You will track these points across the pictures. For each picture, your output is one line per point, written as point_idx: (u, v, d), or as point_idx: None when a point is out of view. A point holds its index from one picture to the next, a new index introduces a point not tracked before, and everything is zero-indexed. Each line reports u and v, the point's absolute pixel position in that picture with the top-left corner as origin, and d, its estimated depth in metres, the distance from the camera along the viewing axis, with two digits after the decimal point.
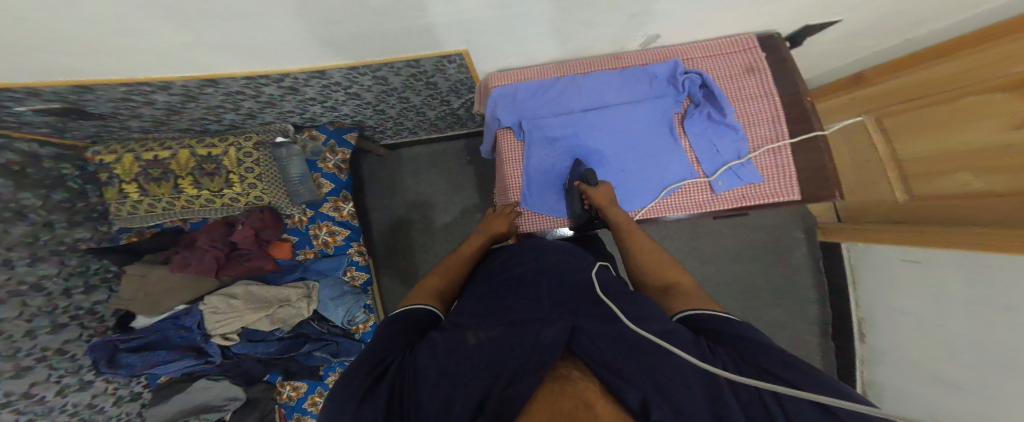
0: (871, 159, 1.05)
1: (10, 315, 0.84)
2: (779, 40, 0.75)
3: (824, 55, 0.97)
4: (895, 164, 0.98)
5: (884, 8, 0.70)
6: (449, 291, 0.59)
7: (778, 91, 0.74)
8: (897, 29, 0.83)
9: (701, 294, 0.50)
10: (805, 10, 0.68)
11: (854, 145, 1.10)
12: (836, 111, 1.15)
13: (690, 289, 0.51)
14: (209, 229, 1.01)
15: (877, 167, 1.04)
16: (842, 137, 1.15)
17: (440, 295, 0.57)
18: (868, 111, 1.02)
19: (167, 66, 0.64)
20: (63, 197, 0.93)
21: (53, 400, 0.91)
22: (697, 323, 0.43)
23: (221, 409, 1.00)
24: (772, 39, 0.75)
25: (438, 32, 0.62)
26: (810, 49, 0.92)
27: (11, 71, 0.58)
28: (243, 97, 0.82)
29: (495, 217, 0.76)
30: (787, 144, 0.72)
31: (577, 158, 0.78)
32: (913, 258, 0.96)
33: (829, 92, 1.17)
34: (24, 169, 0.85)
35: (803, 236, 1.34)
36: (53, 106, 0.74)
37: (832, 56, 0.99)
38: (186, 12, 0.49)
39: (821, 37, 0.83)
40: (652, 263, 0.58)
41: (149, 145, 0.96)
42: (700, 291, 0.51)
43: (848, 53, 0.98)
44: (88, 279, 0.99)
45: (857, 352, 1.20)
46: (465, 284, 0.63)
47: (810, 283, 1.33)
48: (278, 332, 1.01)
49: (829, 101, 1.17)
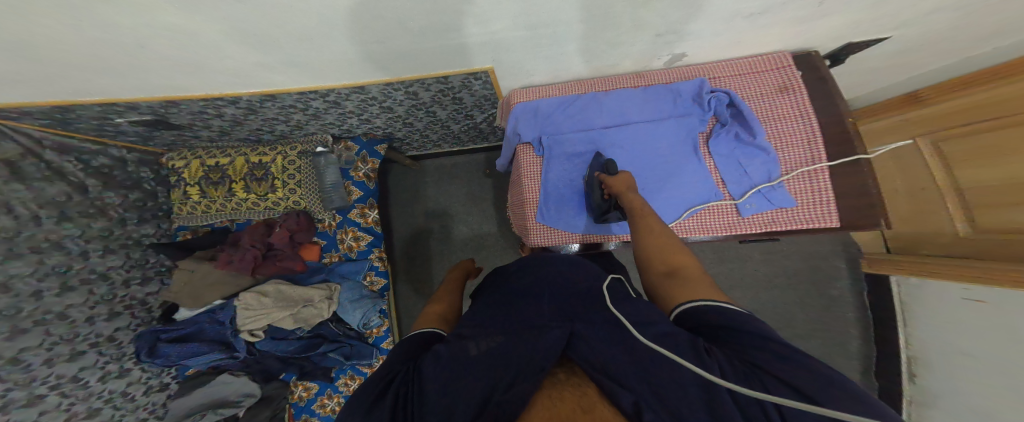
0: (927, 187, 0.96)
1: (78, 300, 0.96)
2: (820, 59, 0.72)
3: (869, 73, 0.92)
4: (956, 190, 0.89)
5: (940, 24, 0.66)
6: (450, 316, 0.58)
7: (814, 111, 0.69)
8: (956, 48, 0.78)
9: (708, 282, 0.45)
10: (848, 28, 0.65)
11: (907, 170, 1.02)
12: (886, 132, 1.07)
13: (697, 276, 0.47)
14: (252, 229, 1.08)
15: (933, 194, 0.95)
16: (894, 161, 1.06)
17: (444, 319, 0.57)
18: (923, 133, 0.94)
19: (237, 83, 0.72)
20: (139, 197, 1.12)
21: (95, 385, 0.97)
22: (698, 316, 0.40)
23: (238, 404, 1.03)
24: (809, 57, 0.72)
25: (469, 51, 0.65)
26: (853, 68, 0.87)
27: (115, 83, 0.68)
28: (294, 111, 0.89)
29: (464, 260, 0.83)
30: (826, 167, 0.67)
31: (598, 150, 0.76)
32: (977, 297, 0.85)
33: (876, 113, 1.09)
34: (112, 170, 1.05)
35: (844, 266, 1.24)
36: (145, 118, 0.88)
37: (880, 74, 0.93)
38: (260, 37, 0.55)
39: (866, 55, 0.79)
40: (657, 244, 0.54)
41: (212, 152, 1.09)
42: (707, 279, 0.46)
43: (896, 72, 0.92)
44: (145, 271, 1.12)
45: (905, 393, 1.07)
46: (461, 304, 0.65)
47: (851, 317, 1.22)
48: (299, 332, 1.05)
49: (876, 122, 1.10)
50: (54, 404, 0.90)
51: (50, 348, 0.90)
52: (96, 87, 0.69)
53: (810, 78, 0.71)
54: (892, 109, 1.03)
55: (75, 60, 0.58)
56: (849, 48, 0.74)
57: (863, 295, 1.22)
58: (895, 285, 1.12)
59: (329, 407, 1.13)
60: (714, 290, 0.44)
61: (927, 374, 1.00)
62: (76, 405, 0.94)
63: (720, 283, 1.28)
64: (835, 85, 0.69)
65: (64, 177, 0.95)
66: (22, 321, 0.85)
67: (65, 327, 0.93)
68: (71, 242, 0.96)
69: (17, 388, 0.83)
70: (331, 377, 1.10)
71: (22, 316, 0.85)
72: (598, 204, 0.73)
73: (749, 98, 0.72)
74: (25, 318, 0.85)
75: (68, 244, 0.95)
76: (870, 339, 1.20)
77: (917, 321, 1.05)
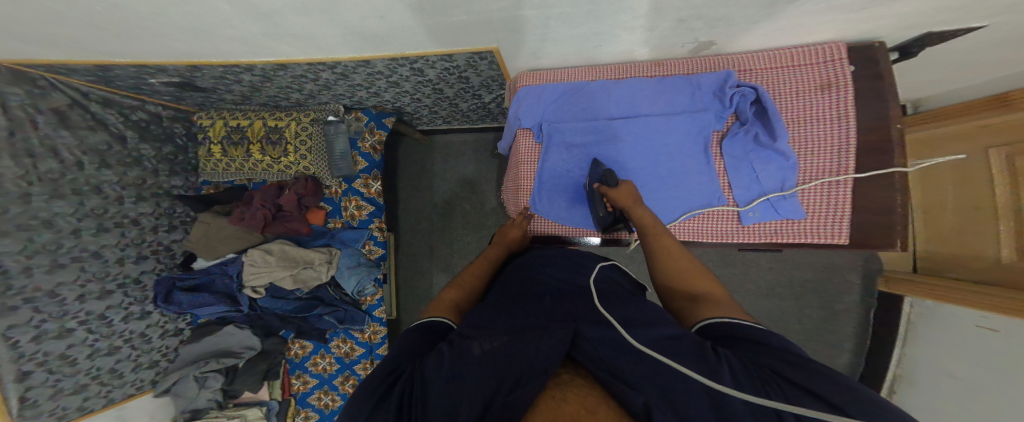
0: (982, 206, 0.82)
1: (112, 242, 1.05)
2: (885, 52, 0.58)
3: (935, 73, 0.80)
4: (1012, 210, 0.74)
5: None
6: (465, 305, 0.59)
7: (857, 114, 0.59)
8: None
9: (734, 305, 0.46)
10: (923, 15, 0.52)
11: (964, 185, 0.86)
12: (940, 143, 0.93)
13: (724, 300, 0.48)
14: (264, 189, 1.13)
15: (983, 217, 0.82)
16: (952, 171, 0.89)
17: (456, 308, 0.57)
18: (1000, 144, 0.75)
19: (251, 52, 0.74)
20: (171, 150, 1.20)
21: (117, 325, 1.06)
22: (720, 329, 0.42)
23: (239, 355, 1.12)
24: (870, 50, 0.58)
25: (472, 30, 0.63)
26: (922, 64, 0.73)
27: (150, 50, 0.73)
28: (307, 80, 0.91)
29: (508, 227, 0.79)
30: (851, 180, 0.60)
31: (595, 159, 0.73)
32: (992, 326, 0.77)
33: (933, 119, 0.95)
34: (149, 125, 1.13)
35: (859, 281, 1.19)
36: (174, 80, 0.93)
37: (951, 74, 0.80)
38: (264, 10, 0.56)
39: (924, 59, 0.70)
40: (680, 271, 0.54)
41: (236, 114, 1.13)
42: (733, 301, 0.48)
43: (959, 75, 0.80)
44: (172, 220, 1.21)
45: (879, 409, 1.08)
46: (485, 292, 0.66)
47: (849, 332, 1.20)
48: (298, 292, 1.12)
49: (933, 129, 0.94)
50: (81, 339, 0.99)
51: (84, 284, 0.99)
52: (123, 49, 0.73)
53: (860, 75, 0.59)
54: (956, 113, 0.87)
55: (106, 25, 0.62)
56: (925, 38, 0.60)
57: (869, 310, 1.17)
58: (907, 305, 1.06)
59: (320, 366, 1.19)
60: (739, 312, 0.44)
61: (907, 391, 0.99)
62: (100, 342, 1.03)
63: None
64: (892, 85, 0.58)
65: (106, 128, 1.03)
66: (61, 256, 0.94)
67: (98, 265, 1.02)
68: (109, 187, 1.04)
69: (52, 320, 0.93)
70: (326, 338, 1.15)
71: (61, 252, 0.94)
72: (603, 217, 0.69)
73: (778, 96, 0.64)
74: (64, 254, 0.95)
75: (106, 190, 1.04)
76: (862, 354, 1.19)
77: (917, 343, 1.01)
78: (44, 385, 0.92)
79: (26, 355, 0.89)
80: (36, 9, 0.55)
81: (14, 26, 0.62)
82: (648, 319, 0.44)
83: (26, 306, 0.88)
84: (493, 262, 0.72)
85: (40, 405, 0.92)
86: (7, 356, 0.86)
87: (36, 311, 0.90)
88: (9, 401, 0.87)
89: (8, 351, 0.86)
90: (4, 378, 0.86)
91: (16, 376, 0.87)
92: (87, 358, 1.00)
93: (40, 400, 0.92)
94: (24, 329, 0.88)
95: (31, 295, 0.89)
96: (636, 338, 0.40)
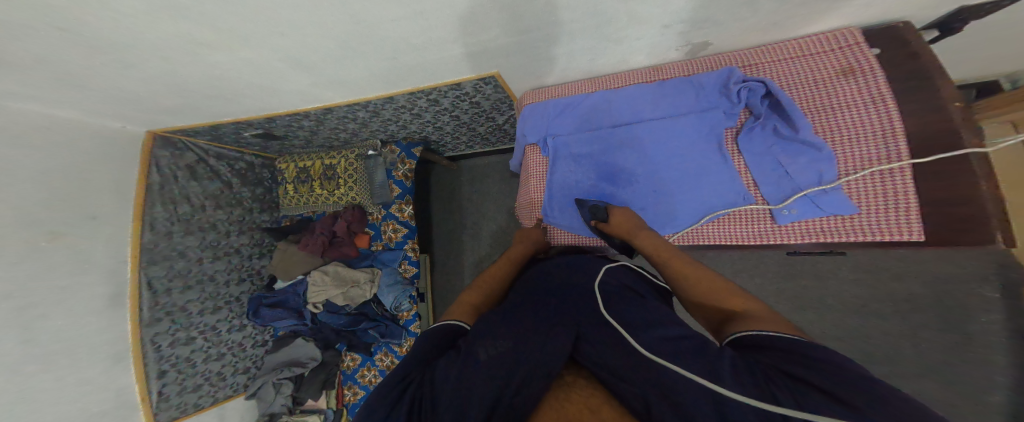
0: None
1: (222, 266, 1.29)
2: (914, 30, 0.53)
3: (1000, 47, 0.68)
4: None
5: None
6: (481, 308, 0.58)
7: (897, 98, 0.51)
8: None
9: (776, 317, 0.38)
10: None
11: None
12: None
13: (763, 314, 0.40)
14: (324, 219, 1.31)
15: None
16: None
17: (471, 311, 0.56)
18: None
19: (304, 101, 0.89)
20: (262, 191, 1.46)
21: (224, 335, 1.27)
22: (751, 345, 0.35)
23: (306, 365, 1.25)
24: (893, 31, 0.54)
25: (472, 60, 0.69)
26: (966, 42, 0.64)
27: (241, 109, 0.94)
28: (348, 121, 1.07)
29: (530, 228, 0.81)
30: (909, 166, 0.50)
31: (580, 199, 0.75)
32: None
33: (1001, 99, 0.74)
34: (247, 172, 1.40)
35: (997, 296, 0.92)
36: (258, 132, 1.16)
37: None
38: (306, 62, 0.67)
39: (976, 33, 0.60)
40: (704, 294, 0.48)
41: (304, 156, 1.37)
42: (777, 315, 0.39)
43: None
44: (262, 248, 1.43)
45: None
46: (509, 291, 0.67)
47: (1003, 364, 0.91)
48: (348, 308, 1.24)
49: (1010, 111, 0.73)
50: (200, 345, 1.20)
51: (204, 301, 1.22)
52: (223, 110, 0.94)
53: (890, 57, 0.53)
54: None
55: (210, 92, 0.81)
56: (965, 12, 0.51)
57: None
58: None
59: (368, 377, 1.30)
60: (787, 326, 0.36)
61: None
62: (212, 349, 1.23)
63: (790, 300, 1.09)
64: (934, 62, 0.50)
65: (219, 177, 1.31)
66: (190, 280, 1.19)
67: (213, 287, 1.25)
68: (221, 224, 1.30)
69: (182, 329, 1.16)
70: (370, 351, 1.27)
71: (190, 276, 1.19)
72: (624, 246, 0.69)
73: (792, 86, 0.59)
74: (191, 276, 1.20)
75: (218, 226, 1.29)
76: None
77: None
78: (175, 382, 1.13)
79: (165, 357, 1.12)
80: (163, 81, 0.74)
81: (159, 100, 0.85)
82: (649, 325, 0.41)
83: (166, 318, 1.12)
84: (516, 262, 0.72)
85: (171, 399, 1.12)
86: (153, 357, 1.09)
87: (172, 322, 1.13)
88: (151, 394, 1.08)
89: (154, 353, 1.09)
90: (151, 374, 1.08)
91: (158, 374, 1.09)
92: (203, 362, 1.21)
93: (172, 395, 1.12)
94: (165, 336, 1.12)
95: (170, 309, 1.13)
96: (639, 341, 0.38)
